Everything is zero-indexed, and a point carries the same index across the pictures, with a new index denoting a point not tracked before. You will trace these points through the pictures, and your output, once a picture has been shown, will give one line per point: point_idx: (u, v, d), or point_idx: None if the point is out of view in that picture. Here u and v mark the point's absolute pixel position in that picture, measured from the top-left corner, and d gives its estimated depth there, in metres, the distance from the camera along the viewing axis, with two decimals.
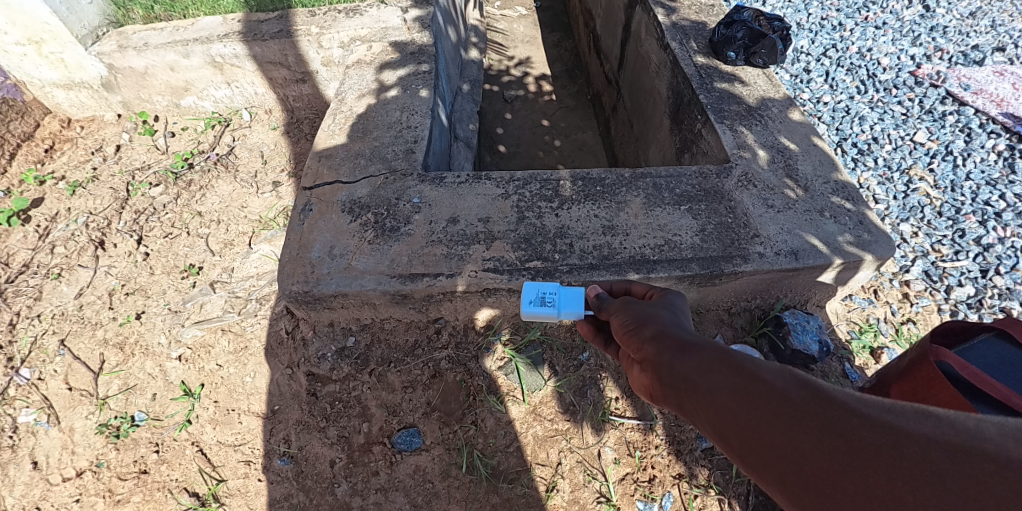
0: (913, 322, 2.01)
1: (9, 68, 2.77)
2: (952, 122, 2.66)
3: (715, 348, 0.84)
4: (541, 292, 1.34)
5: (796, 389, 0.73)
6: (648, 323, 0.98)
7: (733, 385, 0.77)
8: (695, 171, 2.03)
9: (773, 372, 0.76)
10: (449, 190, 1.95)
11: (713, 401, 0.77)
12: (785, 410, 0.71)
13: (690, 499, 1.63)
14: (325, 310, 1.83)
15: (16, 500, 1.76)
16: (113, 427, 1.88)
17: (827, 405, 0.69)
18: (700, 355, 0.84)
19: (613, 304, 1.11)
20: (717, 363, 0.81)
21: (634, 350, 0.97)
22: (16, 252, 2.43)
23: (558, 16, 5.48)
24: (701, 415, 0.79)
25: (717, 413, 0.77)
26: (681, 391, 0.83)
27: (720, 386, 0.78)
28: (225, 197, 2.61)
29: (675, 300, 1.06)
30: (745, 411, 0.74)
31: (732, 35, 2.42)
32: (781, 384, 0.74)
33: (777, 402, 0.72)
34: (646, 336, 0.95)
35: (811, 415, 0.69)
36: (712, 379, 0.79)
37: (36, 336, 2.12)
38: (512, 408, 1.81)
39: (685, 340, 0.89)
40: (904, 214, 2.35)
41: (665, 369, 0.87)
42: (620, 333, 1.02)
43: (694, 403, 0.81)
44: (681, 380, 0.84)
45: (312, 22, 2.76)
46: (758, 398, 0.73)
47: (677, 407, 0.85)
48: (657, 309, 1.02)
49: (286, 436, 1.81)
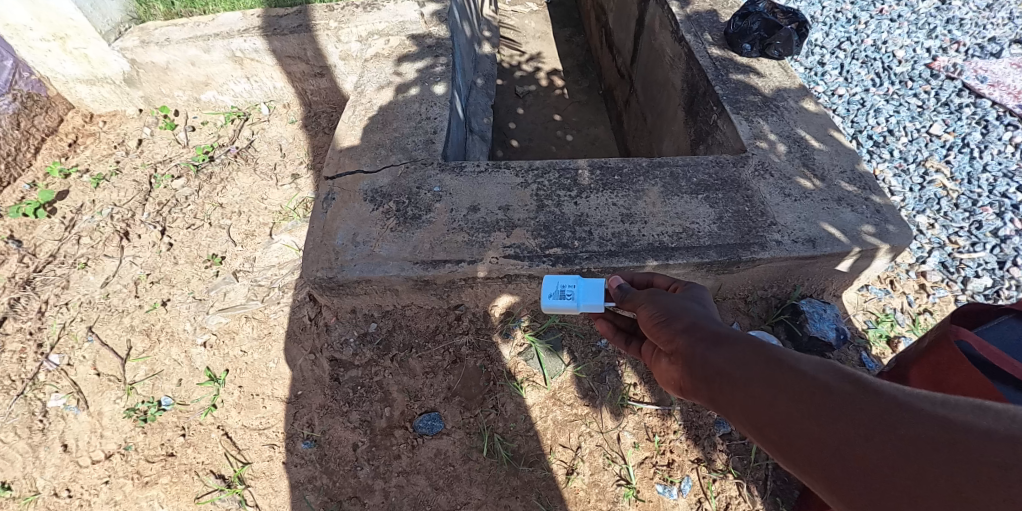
0: (930, 312, 2.02)
1: (33, 64, 2.84)
2: (968, 114, 2.66)
3: (750, 341, 0.85)
4: (561, 286, 1.37)
5: (839, 382, 0.72)
6: (678, 315, 0.99)
7: (770, 377, 0.78)
8: (712, 160, 2.05)
9: (813, 366, 0.76)
10: (469, 180, 1.98)
11: (750, 395, 0.79)
12: (826, 402, 0.71)
13: (708, 483, 1.65)
14: (347, 296, 1.87)
15: (47, 481, 1.80)
16: (141, 411, 1.92)
17: (871, 396, 0.69)
18: (733, 348, 0.86)
19: (638, 294, 1.12)
20: (752, 356, 0.82)
21: (665, 343, 0.99)
22: (43, 243, 2.49)
23: (569, 11, 5.50)
24: (736, 407, 0.81)
25: (755, 406, 0.78)
26: (714, 384, 0.85)
27: (756, 378, 0.79)
28: (246, 190, 2.66)
29: (699, 292, 1.08)
30: (783, 403, 0.75)
31: (747, 27, 2.44)
32: (821, 377, 0.74)
33: (818, 393, 0.72)
34: (676, 328, 0.97)
35: (854, 409, 0.69)
36: (746, 372, 0.81)
37: (64, 323, 2.17)
38: (532, 392, 1.83)
39: (716, 333, 0.91)
40: (920, 206, 2.36)
41: (697, 363, 0.89)
42: (648, 324, 1.04)
43: (728, 395, 0.83)
44: (713, 373, 0.86)
45: (331, 16, 2.80)
46: (797, 390, 0.74)
47: (710, 400, 0.87)
48: (688, 302, 1.03)
49: (309, 420, 1.84)
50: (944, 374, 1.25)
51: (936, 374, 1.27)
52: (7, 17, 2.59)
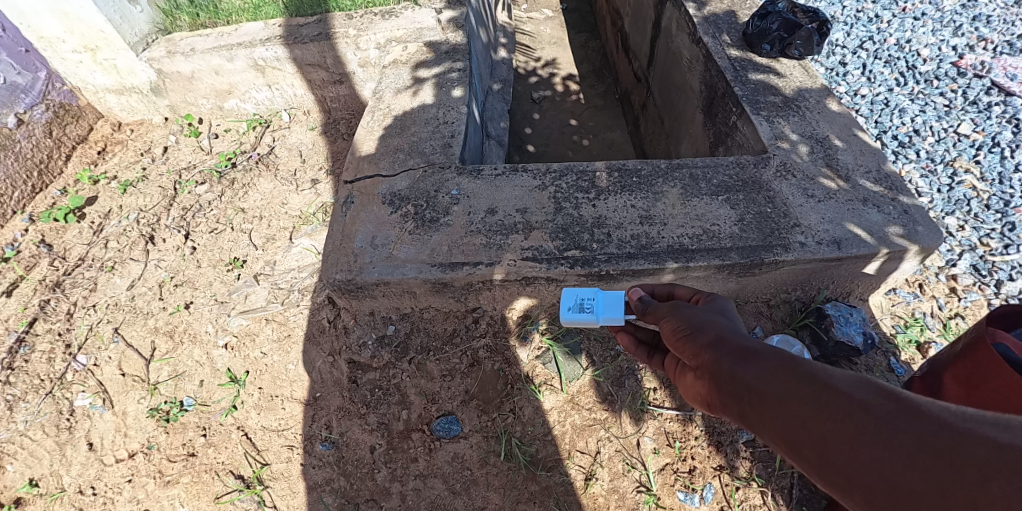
0: (962, 317, 1.95)
1: (66, 74, 2.95)
2: (998, 113, 2.59)
3: (780, 355, 0.82)
4: (580, 298, 1.36)
5: (877, 400, 0.69)
6: (704, 329, 0.96)
7: (802, 393, 0.75)
8: (732, 162, 2.02)
9: (849, 382, 0.73)
10: (487, 183, 1.99)
11: (782, 413, 0.76)
12: (865, 421, 0.68)
13: (732, 491, 1.60)
14: (367, 299, 1.88)
15: (73, 479, 1.84)
16: (163, 411, 1.95)
17: (915, 417, 0.66)
18: (763, 362, 0.82)
19: (661, 307, 1.09)
20: (784, 371, 0.79)
21: (690, 358, 0.95)
22: (73, 247, 2.56)
23: (584, 17, 5.52)
24: (768, 426, 0.78)
25: (786, 423, 0.75)
26: (744, 401, 0.82)
27: (788, 396, 0.76)
28: (267, 195, 2.71)
29: (723, 303, 1.05)
30: (816, 421, 0.72)
31: (766, 27, 2.41)
32: (859, 394, 0.71)
33: (855, 411, 0.69)
34: (702, 343, 0.93)
35: (896, 430, 0.66)
36: (779, 388, 0.77)
37: (92, 324, 2.22)
38: (550, 396, 1.81)
39: (744, 347, 0.87)
40: (948, 207, 2.29)
41: (725, 378, 0.85)
42: (673, 339, 1.01)
43: (759, 412, 0.79)
44: (744, 389, 0.82)
45: (350, 24, 2.85)
46: (833, 409, 0.71)
47: (740, 417, 0.84)
48: (713, 315, 1.00)
49: (327, 422, 1.85)
50: (982, 379, 1.21)
51: (971, 380, 1.24)
52: (41, 29, 2.69)
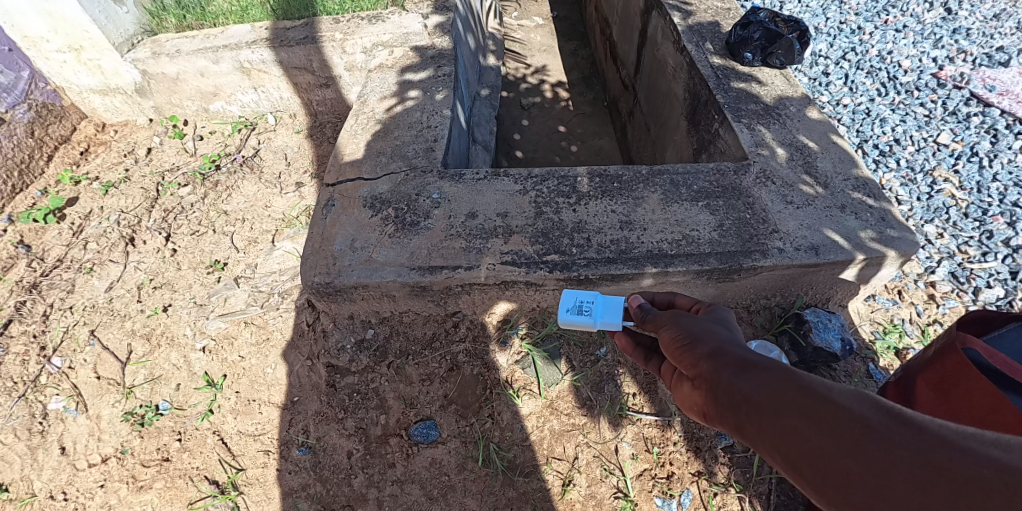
0: (940, 323, 1.97)
1: (50, 74, 2.94)
2: (977, 123, 2.63)
3: (782, 369, 0.80)
4: (579, 300, 1.34)
5: (877, 415, 0.68)
6: (703, 339, 0.94)
7: (801, 406, 0.73)
8: (713, 168, 2.04)
9: (850, 397, 0.71)
10: (468, 187, 1.99)
11: (781, 426, 0.73)
12: (864, 437, 0.66)
13: (710, 497, 1.60)
14: (345, 302, 1.87)
15: (44, 484, 1.80)
16: (138, 415, 1.92)
17: (915, 436, 0.64)
18: (763, 375, 0.80)
19: (660, 315, 1.07)
20: (782, 384, 0.77)
21: (687, 368, 0.93)
22: (51, 247, 2.53)
23: (575, 25, 5.57)
24: (766, 440, 0.75)
25: (785, 437, 0.72)
26: (740, 412, 0.80)
27: (787, 409, 0.74)
28: (251, 198, 2.69)
29: (724, 314, 1.03)
30: (815, 436, 0.69)
31: (748, 36, 2.45)
32: (859, 409, 0.69)
33: (855, 426, 0.68)
34: (700, 353, 0.91)
35: (896, 449, 0.64)
36: (776, 401, 0.75)
37: (68, 326, 2.19)
38: (529, 401, 1.81)
39: (744, 359, 0.85)
40: (928, 215, 2.31)
41: (723, 389, 0.83)
42: (671, 348, 0.99)
43: (756, 424, 0.77)
44: (740, 400, 0.80)
45: (336, 28, 2.86)
46: (833, 423, 0.69)
47: (736, 429, 0.81)
48: (712, 325, 0.98)
49: (305, 426, 1.83)
50: (955, 385, 1.20)
51: (944, 384, 1.24)
52: (27, 29, 2.69)
